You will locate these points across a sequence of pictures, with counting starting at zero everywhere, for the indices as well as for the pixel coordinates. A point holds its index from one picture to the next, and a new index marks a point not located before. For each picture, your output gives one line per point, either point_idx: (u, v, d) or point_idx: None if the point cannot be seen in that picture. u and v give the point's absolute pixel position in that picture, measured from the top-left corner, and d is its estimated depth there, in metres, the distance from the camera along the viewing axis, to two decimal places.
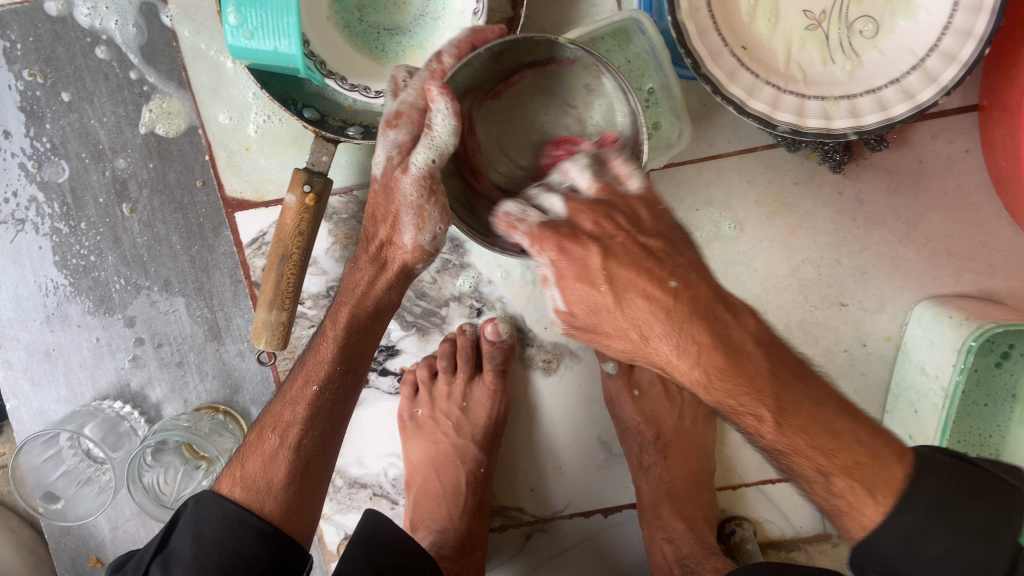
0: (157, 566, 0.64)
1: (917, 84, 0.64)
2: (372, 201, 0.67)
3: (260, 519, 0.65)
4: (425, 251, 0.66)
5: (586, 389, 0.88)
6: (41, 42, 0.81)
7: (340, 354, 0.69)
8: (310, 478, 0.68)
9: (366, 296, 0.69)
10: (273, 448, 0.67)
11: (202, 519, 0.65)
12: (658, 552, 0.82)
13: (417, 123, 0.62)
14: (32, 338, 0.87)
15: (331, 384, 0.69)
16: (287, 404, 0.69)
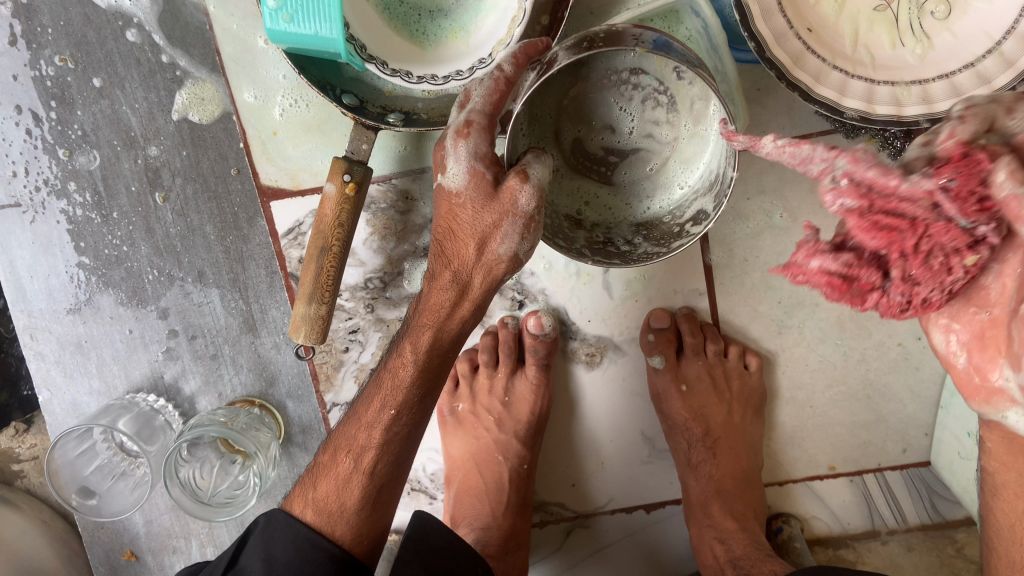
0: None
1: (992, 68, 0.60)
2: (446, 220, 0.63)
3: (331, 543, 0.63)
4: (520, 264, 0.64)
5: (630, 383, 0.86)
6: (71, 26, 0.78)
7: (420, 378, 0.65)
8: (384, 501, 0.65)
9: (449, 319, 0.64)
10: (346, 472, 0.64)
11: (273, 540, 0.63)
12: (708, 552, 0.78)
13: (489, 130, 0.61)
14: (64, 330, 0.85)
15: (408, 410, 0.65)
16: (362, 428, 0.65)
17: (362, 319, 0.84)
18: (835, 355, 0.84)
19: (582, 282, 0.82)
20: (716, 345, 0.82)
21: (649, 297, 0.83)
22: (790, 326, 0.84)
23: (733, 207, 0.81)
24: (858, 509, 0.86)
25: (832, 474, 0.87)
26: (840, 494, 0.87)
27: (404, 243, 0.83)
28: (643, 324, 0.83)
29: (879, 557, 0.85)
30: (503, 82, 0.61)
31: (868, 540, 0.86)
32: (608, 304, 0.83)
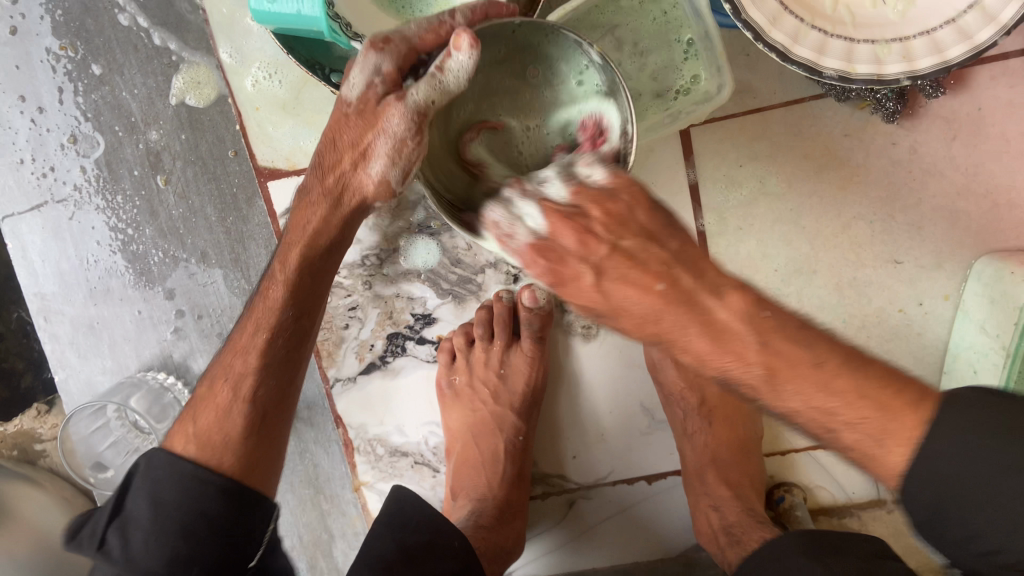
0: (114, 532, 0.58)
1: (974, 23, 0.59)
2: (337, 125, 0.65)
3: (219, 475, 0.60)
4: (389, 190, 0.66)
5: (627, 354, 0.86)
6: (70, 15, 0.81)
7: (291, 298, 0.66)
8: (268, 429, 0.64)
9: (325, 226, 0.67)
10: (225, 404, 0.63)
11: (158, 481, 0.59)
12: (703, 521, 0.79)
13: (404, 55, 0.61)
14: (76, 312, 0.88)
15: (284, 332, 0.65)
16: (237, 354, 0.65)
17: (360, 296, 0.86)
18: (835, 323, 0.83)
19: None
20: None
21: None
22: (788, 294, 0.82)
23: (726, 175, 0.81)
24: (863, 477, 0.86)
25: None
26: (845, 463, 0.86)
27: (400, 219, 0.84)
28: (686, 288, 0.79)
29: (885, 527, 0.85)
30: (448, 25, 0.60)
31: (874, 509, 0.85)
32: None
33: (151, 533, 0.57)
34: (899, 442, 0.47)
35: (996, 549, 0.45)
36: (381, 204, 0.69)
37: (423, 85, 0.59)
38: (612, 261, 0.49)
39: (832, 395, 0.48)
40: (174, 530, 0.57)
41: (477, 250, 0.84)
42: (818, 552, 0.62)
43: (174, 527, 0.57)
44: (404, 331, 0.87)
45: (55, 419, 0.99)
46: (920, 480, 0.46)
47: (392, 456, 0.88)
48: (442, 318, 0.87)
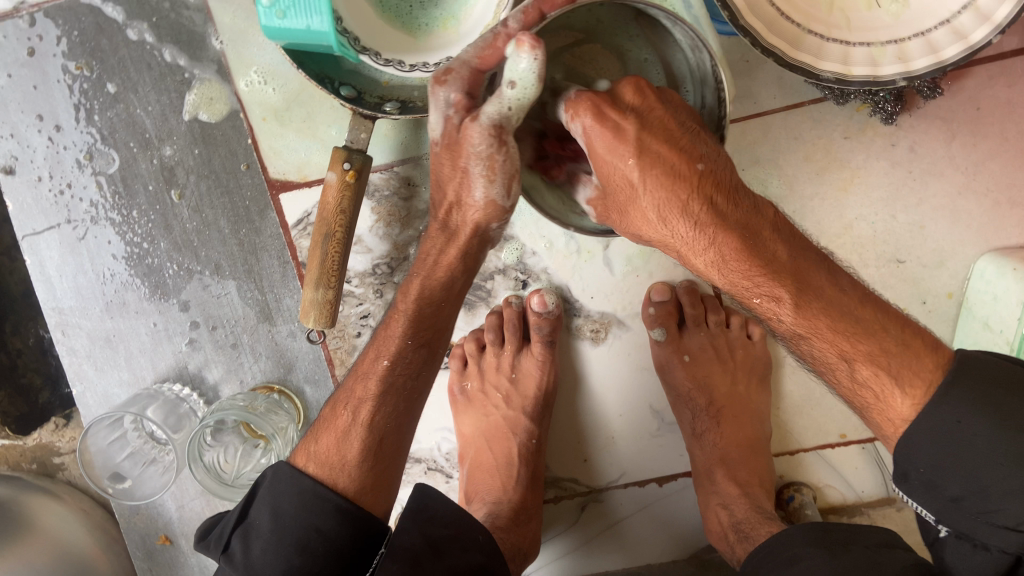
0: (237, 538, 0.68)
1: (968, 24, 0.61)
2: (435, 165, 0.69)
3: (337, 495, 0.68)
4: (495, 209, 0.66)
5: (636, 357, 0.87)
6: (85, 35, 0.83)
7: (410, 329, 0.71)
8: (385, 453, 0.70)
9: (436, 267, 0.70)
10: (345, 426, 0.70)
11: (280, 494, 0.68)
12: (713, 519, 0.80)
13: (469, 79, 0.63)
14: (93, 325, 0.89)
15: (402, 359, 0.71)
16: (358, 379, 0.71)
17: (372, 304, 0.87)
18: None
19: (583, 260, 0.85)
20: (717, 316, 0.85)
21: (649, 271, 0.85)
22: None
23: None
24: (872, 476, 0.87)
25: (844, 442, 0.87)
26: (854, 462, 0.87)
27: (409, 229, 0.85)
28: (645, 299, 0.85)
29: (894, 524, 0.87)
30: (503, 35, 0.61)
31: (884, 507, 0.87)
32: (611, 280, 0.85)
33: (270, 542, 0.66)
34: (912, 384, 0.57)
35: (998, 508, 0.52)
36: (498, 228, 0.70)
37: (492, 103, 0.61)
38: (655, 122, 0.59)
39: (854, 337, 0.59)
40: (286, 543, 0.66)
41: (485, 257, 0.85)
42: (826, 541, 0.63)
43: (289, 541, 0.66)
44: None
45: (73, 432, 1.00)
46: (925, 446, 0.56)
47: (405, 462, 0.89)
48: None
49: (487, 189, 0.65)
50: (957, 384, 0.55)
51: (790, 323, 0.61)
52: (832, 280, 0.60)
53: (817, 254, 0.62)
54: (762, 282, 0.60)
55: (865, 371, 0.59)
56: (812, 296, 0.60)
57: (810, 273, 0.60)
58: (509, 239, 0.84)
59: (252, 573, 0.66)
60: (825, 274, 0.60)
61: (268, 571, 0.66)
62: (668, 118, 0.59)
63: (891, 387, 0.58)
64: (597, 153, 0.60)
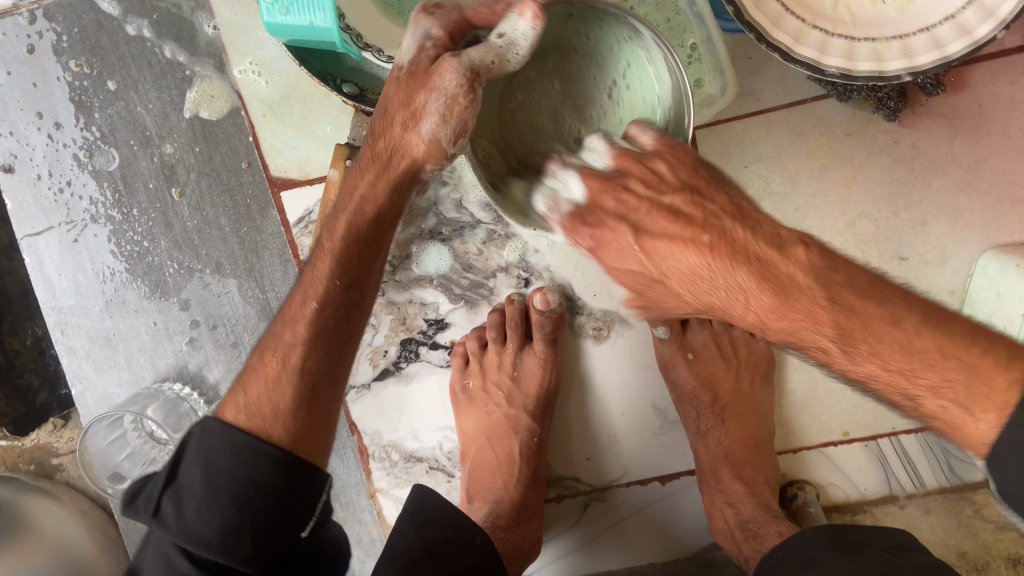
0: (169, 501, 0.56)
1: (972, 19, 0.60)
2: (387, 96, 0.64)
3: (271, 446, 0.58)
4: (439, 151, 0.63)
5: (639, 355, 0.87)
6: (86, 32, 0.83)
7: (340, 268, 0.65)
8: (320, 400, 0.63)
9: (364, 203, 0.66)
10: (275, 373, 0.62)
11: (210, 449, 0.58)
12: (719, 517, 0.80)
13: (451, 23, 0.61)
14: (93, 324, 0.89)
15: (332, 300, 0.64)
16: (287, 325, 0.64)
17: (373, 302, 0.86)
18: None
19: (586, 257, 0.85)
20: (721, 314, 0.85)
21: None
22: None
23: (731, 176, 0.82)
24: (875, 474, 0.86)
25: (847, 440, 0.87)
26: (857, 460, 0.86)
27: (410, 226, 0.85)
28: None
29: (897, 522, 0.86)
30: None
31: (886, 505, 0.86)
32: (614, 278, 0.85)
33: (205, 503, 0.55)
34: (985, 407, 0.46)
35: None
36: (432, 171, 0.66)
37: (480, 46, 0.59)
38: (644, 213, 0.55)
39: (914, 355, 0.48)
40: (224, 500, 0.55)
41: (488, 255, 0.85)
42: (842, 545, 0.63)
43: (226, 498, 0.55)
44: (417, 337, 0.88)
45: (72, 433, 0.99)
46: None
47: (406, 462, 0.89)
48: (455, 323, 0.88)
49: (434, 129, 0.62)
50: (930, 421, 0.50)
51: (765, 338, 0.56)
52: (884, 310, 0.49)
53: (862, 279, 0.51)
54: (798, 326, 0.51)
55: (925, 398, 0.49)
56: (860, 340, 0.49)
57: (860, 311, 0.49)
58: (512, 237, 0.84)
59: (190, 538, 0.55)
60: (876, 303, 0.49)
61: (206, 535, 0.55)
62: (655, 204, 0.55)
63: (963, 413, 0.47)
64: (601, 250, 0.58)
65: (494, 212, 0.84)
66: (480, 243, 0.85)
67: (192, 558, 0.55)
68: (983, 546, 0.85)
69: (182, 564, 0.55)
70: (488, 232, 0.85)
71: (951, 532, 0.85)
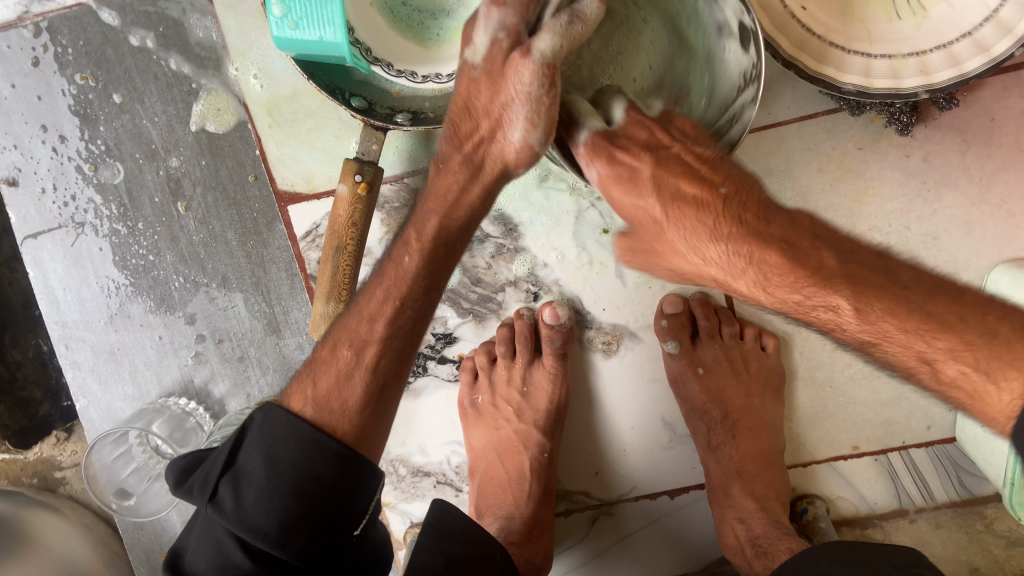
0: (226, 484, 0.58)
1: (990, 36, 0.60)
2: (463, 91, 0.58)
3: (335, 441, 0.61)
4: (531, 154, 0.58)
5: (649, 369, 0.87)
6: (91, 45, 0.82)
7: (424, 269, 0.64)
8: (385, 397, 0.65)
9: (459, 204, 0.62)
10: (346, 367, 0.63)
11: (274, 438, 0.60)
12: (730, 533, 0.80)
13: (527, 5, 0.55)
14: (97, 339, 0.88)
15: (413, 303, 0.64)
16: (362, 321, 0.64)
17: None
18: None
19: (595, 271, 0.84)
20: (731, 327, 0.84)
21: (662, 283, 0.84)
22: None
23: None
24: (885, 488, 0.86)
25: (857, 454, 0.86)
26: (867, 474, 0.86)
27: None
28: (657, 311, 0.84)
29: (907, 536, 0.85)
30: None
31: (896, 518, 0.86)
32: (623, 292, 0.85)
33: (264, 492, 0.58)
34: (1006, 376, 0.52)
35: None
36: (522, 172, 0.62)
37: (550, 33, 0.54)
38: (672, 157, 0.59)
39: (930, 321, 0.54)
40: (284, 489, 0.58)
41: (497, 269, 0.85)
42: (849, 561, 0.63)
43: (287, 491, 0.58)
44: (425, 351, 0.87)
45: (76, 446, 0.98)
46: None
47: (414, 476, 0.89)
48: (463, 337, 0.87)
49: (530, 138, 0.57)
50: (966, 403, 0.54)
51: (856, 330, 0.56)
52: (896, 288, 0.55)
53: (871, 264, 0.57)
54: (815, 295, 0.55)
55: (951, 364, 0.54)
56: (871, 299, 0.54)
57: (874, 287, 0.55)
58: (521, 251, 0.84)
59: (248, 526, 0.57)
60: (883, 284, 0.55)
61: (262, 525, 0.57)
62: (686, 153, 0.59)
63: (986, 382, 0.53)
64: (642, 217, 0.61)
65: (502, 225, 0.83)
66: (489, 257, 0.84)
67: (242, 545, 0.57)
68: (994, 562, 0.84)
69: (238, 556, 0.56)
70: (497, 246, 0.84)
71: (962, 546, 0.84)
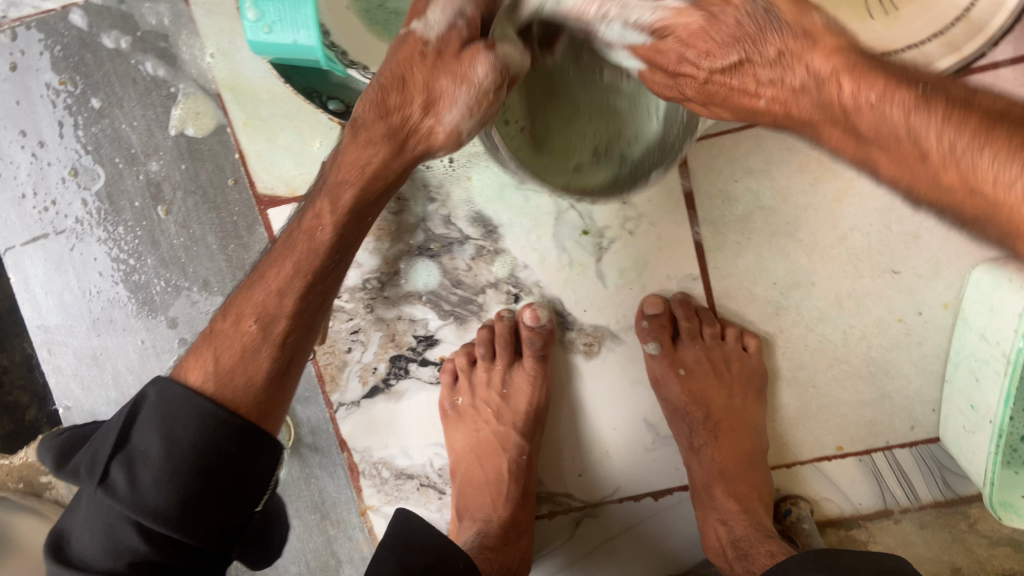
0: (118, 466, 0.55)
1: (961, 36, 0.61)
2: (399, 63, 0.57)
3: (234, 415, 0.57)
4: (457, 141, 0.59)
5: (630, 371, 0.86)
6: (69, 50, 0.82)
7: (337, 240, 0.63)
8: (289, 376, 0.63)
9: (368, 172, 0.61)
10: (253, 342, 0.61)
11: (170, 414, 0.56)
12: (712, 535, 0.79)
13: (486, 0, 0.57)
14: (80, 343, 0.88)
15: (322, 271, 0.63)
16: (268, 293, 0.62)
17: (362, 319, 0.86)
18: (836, 334, 0.84)
19: (576, 273, 0.84)
20: (712, 329, 0.83)
21: (642, 284, 0.84)
22: (788, 306, 0.84)
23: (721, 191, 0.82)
24: (869, 488, 0.85)
25: (842, 454, 0.86)
26: (851, 474, 0.86)
27: (399, 242, 0.84)
28: (638, 311, 0.84)
29: (891, 537, 0.85)
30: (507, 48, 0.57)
31: (881, 519, 0.85)
32: (603, 293, 0.84)
33: (160, 472, 0.54)
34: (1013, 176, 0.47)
35: None
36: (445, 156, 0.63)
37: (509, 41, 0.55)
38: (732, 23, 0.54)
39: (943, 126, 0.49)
40: (178, 471, 0.54)
41: (477, 271, 0.85)
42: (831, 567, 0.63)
43: (185, 470, 0.54)
44: (407, 353, 0.87)
45: None
46: None
47: (397, 479, 0.89)
48: (444, 340, 0.87)
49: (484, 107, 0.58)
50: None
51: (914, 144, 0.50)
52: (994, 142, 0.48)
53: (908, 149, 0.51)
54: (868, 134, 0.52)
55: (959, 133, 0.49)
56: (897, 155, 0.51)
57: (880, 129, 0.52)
58: (501, 253, 0.84)
59: (143, 510, 0.53)
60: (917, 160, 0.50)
61: (160, 505, 0.53)
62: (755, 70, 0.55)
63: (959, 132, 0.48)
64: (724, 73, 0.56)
65: (483, 227, 0.83)
66: (469, 259, 0.84)
67: (140, 529, 0.54)
68: (978, 561, 0.84)
69: (135, 540, 0.53)
70: (477, 248, 0.84)
71: (945, 547, 0.84)
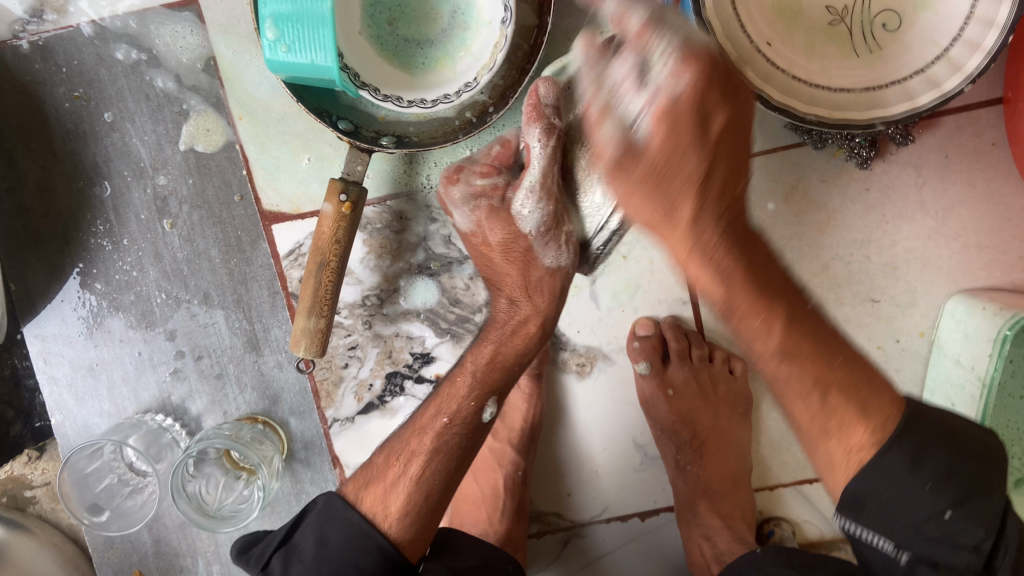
0: (279, 558, 0.65)
1: (941, 73, 0.67)
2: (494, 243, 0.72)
3: (381, 535, 0.65)
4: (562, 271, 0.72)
5: (621, 392, 0.89)
6: (84, 65, 0.84)
7: (475, 388, 0.70)
8: (434, 509, 0.68)
9: (514, 334, 0.73)
10: (394, 479, 0.67)
11: (329, 523, 0.66)
12: (697, 551, 0.82)
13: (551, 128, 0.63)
14: (77, 354, 0.89)
15: (462, 419, 0.69)
16: (414, 433, 0.69)
17: (360, 335, 0.88)
18: None
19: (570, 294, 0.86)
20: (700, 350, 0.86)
21: (635, 307, 0.87)
22: None
23: None
24: None
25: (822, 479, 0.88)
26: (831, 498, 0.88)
27: (400, 260, 0.87)
28: (629, 334, 0.87)
29: None
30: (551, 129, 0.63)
31: None
32: (596, 315, 0.87)
33: (310, 569, 0.63)
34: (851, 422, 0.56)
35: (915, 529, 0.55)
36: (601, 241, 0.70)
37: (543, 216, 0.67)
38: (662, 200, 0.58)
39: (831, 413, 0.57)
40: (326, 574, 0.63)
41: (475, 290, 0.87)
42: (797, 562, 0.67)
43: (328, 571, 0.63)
44: (403, 370, 0.88)
45: None
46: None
47: None
48: (440, 357, 0.88)
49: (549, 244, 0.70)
50: (905, 437, 0.55)
51: (778, 339, 0.58)
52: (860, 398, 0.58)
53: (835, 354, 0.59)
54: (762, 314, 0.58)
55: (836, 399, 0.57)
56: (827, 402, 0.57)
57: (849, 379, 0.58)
58: None
59: None
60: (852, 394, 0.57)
61: None
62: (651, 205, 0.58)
63: (853, 414, 0.56)
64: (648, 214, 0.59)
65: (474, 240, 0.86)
66: (467, 278, 0.87)
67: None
68: None
69: None
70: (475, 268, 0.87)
71: None
